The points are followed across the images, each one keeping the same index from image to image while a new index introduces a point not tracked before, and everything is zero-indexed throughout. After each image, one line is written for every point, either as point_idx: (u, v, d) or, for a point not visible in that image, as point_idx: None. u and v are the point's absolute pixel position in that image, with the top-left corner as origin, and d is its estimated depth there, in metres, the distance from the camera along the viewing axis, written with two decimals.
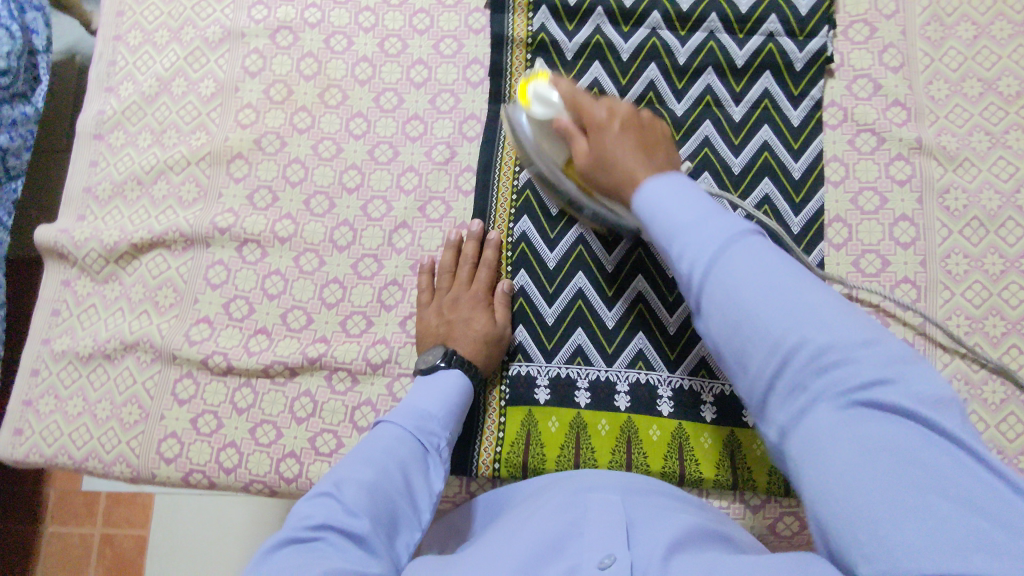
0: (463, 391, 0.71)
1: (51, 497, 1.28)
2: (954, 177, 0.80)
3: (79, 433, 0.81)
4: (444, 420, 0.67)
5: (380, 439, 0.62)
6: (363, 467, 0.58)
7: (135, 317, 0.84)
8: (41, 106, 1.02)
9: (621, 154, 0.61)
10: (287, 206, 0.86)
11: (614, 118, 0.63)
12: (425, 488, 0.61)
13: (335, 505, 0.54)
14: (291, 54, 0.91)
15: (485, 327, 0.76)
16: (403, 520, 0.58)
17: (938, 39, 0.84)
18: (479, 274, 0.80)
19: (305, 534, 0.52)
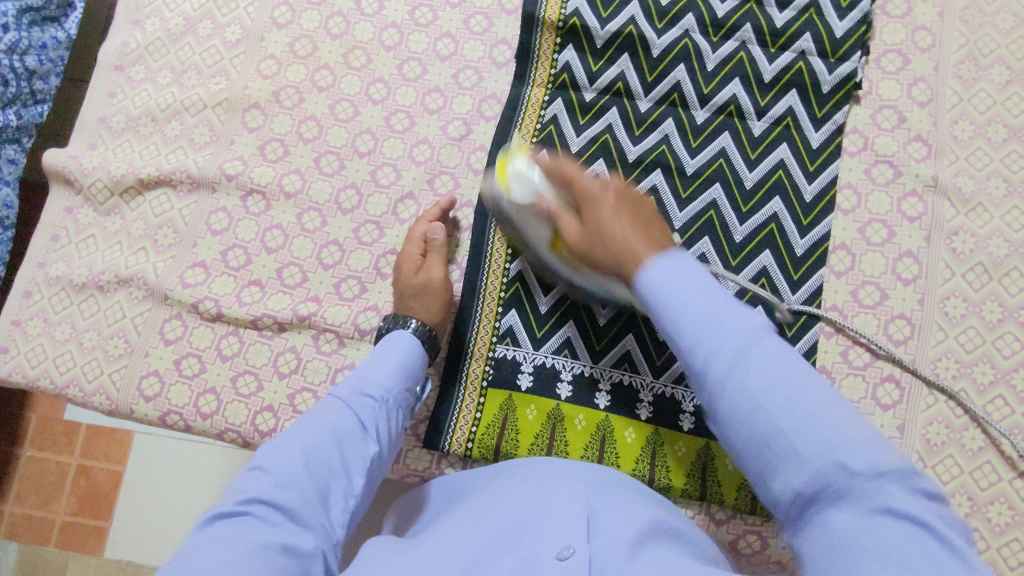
0: (406, 352, 0.70)
1: (32, 422, 1.29)
2: (965, 221, 0.79)
3: (63, 359, 0.82)
4: (383, 384, 0.66)
5: (313, 412, 0.61)
6: (290, 441, 0.57)
7: (132, 253, 0.84)
8: (73, 32, 1.01)
9: (621, 231, 0.60)
10: (297, 161, 0.86)
11: (607, 190, 0.63)
12: (360, 456, 0.61)
13: (265, 480, 0.54)
14: (320, 11, 0.90)
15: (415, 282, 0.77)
16: (337, 489, 0.58)
17: (970, 80, 0.83)
18: (417, 228, 0.80)
19: (231, 509, 0.51)
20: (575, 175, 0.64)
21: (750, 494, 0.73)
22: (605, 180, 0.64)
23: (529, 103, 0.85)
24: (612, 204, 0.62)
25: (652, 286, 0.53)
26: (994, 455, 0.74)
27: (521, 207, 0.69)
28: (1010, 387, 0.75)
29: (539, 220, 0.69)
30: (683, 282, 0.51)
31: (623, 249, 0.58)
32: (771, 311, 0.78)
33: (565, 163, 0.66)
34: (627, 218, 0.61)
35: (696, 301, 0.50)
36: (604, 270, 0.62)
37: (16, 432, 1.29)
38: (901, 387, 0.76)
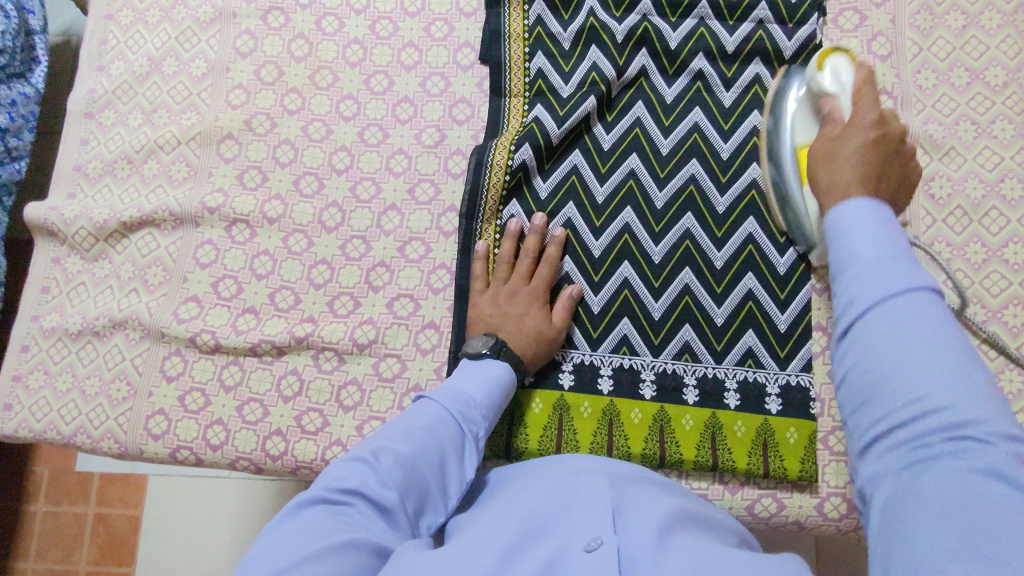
0: (508, 384, 0.70)
1: (44, 476, 1.29)
2: (939, 166, 0.80)
3: (67, 409, 0.82)
4: (486, 409, 0.66)
5: (424, 415, 0.62)
6: (404, 443, 0.58)
7: (124, 295, 0.85)
8: (41, 86, 1.02)
9: (845, 163, 0.53)
10: (276, 186, 0.87)
11: (878, 128, 0.54)
12: (458, 477, 0.61)
13: (369, 475, 0.54)
14: (282, 35, 0.91)
15: (538, 325, 0.76)
16: (430, 502, 0.58)
17: (927, 28, 0.84)
18: (540, 271, 0.78)
19: (335, 495, 0.52)
20: (863, 122, 0.56)
21: (762, 458, 0.74)
22: (868, 104, 0.56)
23: (510, 113, 0.85)
24: (858, 137, 0.54)
25: (839, 223, 0.43)
26: None
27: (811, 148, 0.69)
28: (1003, 324, 0.76)
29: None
30: (861, 223, 0.42)
31: (832, 184, 0.52)
32: (760, 276, 0.79)
33: (870, 87, 0.57)
34: (862, 168, 0.52)
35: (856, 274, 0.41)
36: (830, 197, 0.52)
37: (29, 488, 1.28)
38: None
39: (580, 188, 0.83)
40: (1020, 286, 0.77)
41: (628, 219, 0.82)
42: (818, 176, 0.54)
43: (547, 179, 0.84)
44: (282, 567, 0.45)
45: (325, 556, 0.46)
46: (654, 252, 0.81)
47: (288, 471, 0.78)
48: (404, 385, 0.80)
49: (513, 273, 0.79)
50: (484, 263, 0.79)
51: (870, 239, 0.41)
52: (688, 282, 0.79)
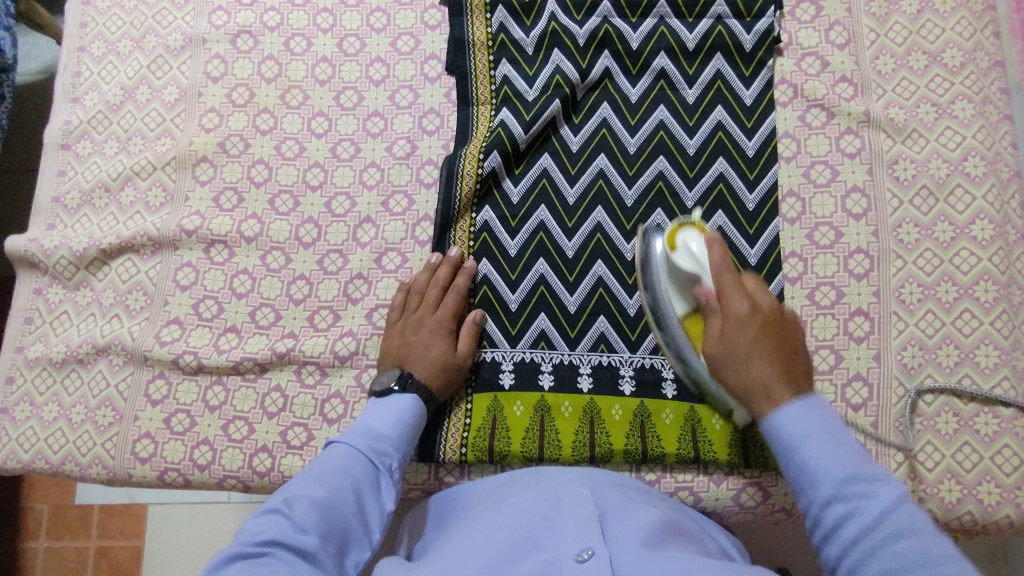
0: (417, 413, 0.72)
1: (44, 512, 1.29)
2: (903, 148, 0.81)
3: (55, 438, 0.83)
4: (397, 441, 0.69)
5: (332, 459, 0.64)
6: (315, 489, 0.59)
7: (107, 321, 0.85)
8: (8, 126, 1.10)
9: (760, 363, 0.64)
10: (253, 206, 0.88)
11: (755, 316, 0.67)
12: (376, 509, 0.63)
13: (286, 523, 0.55)
14: (252, 58, 0.92)
15: (442, 355, 0.77)
16: (353, 538, 0.59)
17: (883, 15, 0.85)
18: (447, 299, 0.80)
19: (253, 548, 0.53)
20: (736, 289, 0.68)
21: (744, 446, 0.74)
22: (738, 292, 0.68)
23: (478, 118, 0.87)
24: (748, 336, 0.66)
25: (779, 427, 0.58)
26: (972, 368, 0.75)
27: (676, 272, 0.74)
28: (975, 300, 0.77)
29: (680, 288, 0.74)
30: (808, 428, 0.57)
31: (757, 385, 0.63)
32: None
33: (728, 266, 0.70)
34: (773, 366, 0.63)
35: (815, 459, 0.55)
36: (766, 402, 0.61)
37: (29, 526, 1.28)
38: (871, 318, 0.77)
39: (551, 191, 0.84)
40: (989, 262, 0.77)
41: (600, 218, 0.83)
42: (731, 382, 0.66)
43: (518, 183, 0.85)
44: None
45: None
46: (627, 250, 0.82)
47: (276, 487, 0.79)
48: None
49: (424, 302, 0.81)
50: (399, 294, 0.81)
51: (815, 455, 0.55)
52: None
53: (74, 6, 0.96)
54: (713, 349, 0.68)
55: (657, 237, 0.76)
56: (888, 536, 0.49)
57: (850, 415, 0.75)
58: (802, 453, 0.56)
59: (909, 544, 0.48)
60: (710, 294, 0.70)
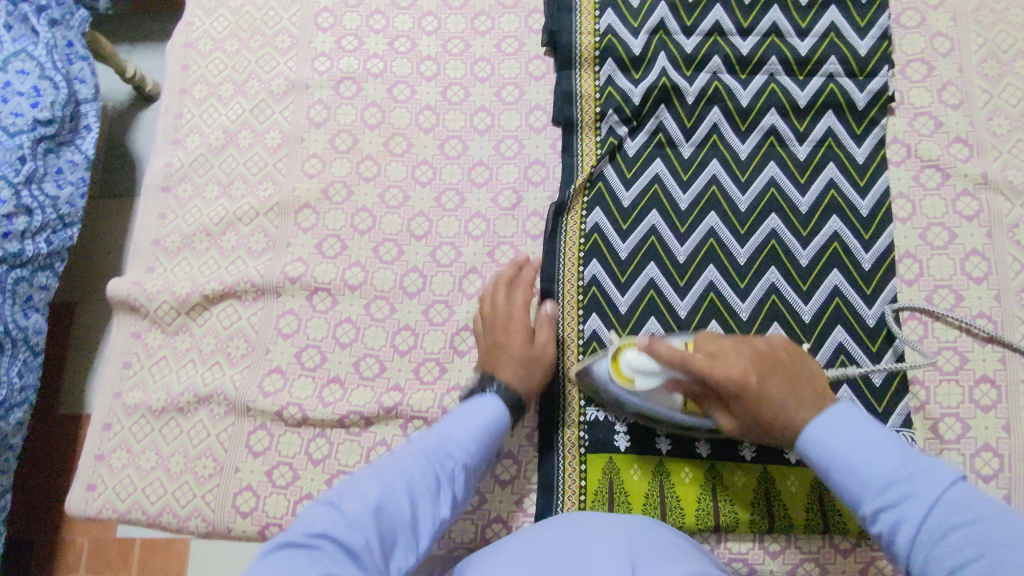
0: (493, 421, 0.68)
1: (84, 547, 1.12)
2: (1022, 212, 0.80)
3: (152, 488, 0.81)
4: (466, 447, 0.65)
5: (394, 457, 0.60)
6: (370, 483, 0.56)
7: (208, 369, 0.84)
8: (90, 152, 1.04)
9: (779, 398, 0.63)
10: (356, 253, 0.87)
11: (747, 370, 0.64)
12: (432, 513, 0.58)
13: (336, 518, 0.52)
14: (355, 104, 0.92)
15: (523, 349, 0.76)
16: (402, 537, 0.55)
17: (996, 76, 0.85)
18: (516, 297, 0.80)
19: (302, 539, 0.50)
20: (722, 360, 0.65)
21: None
22: (729, 359, 0.65)
23: (579, 164, 0.87)
24: (779, 386, 0.63)
25: (819, 437, 0.58)
26: None
27: (648, 391, 0.69)
28: None
29: (657, 398, 0.70)
30: (837, 434, 0.57)
31: (795, 428, 0.61)
32: (851, 329, 0.79)
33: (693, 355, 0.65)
34: (792, 392, 0.63)
35: (860, 459, 0.54)
36: (786, 430, 0.62)
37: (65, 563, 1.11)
38: (997, 386, 0.76)
39: (660, 248, 0.83)
40: None
41: (712, 276, 0.82)
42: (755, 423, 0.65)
43: (626, 238, 0.84)
44: None
45: None
46: (742, 308, 0.80)
47: None
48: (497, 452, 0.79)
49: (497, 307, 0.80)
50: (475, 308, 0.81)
51: (864, 464, 0.54)
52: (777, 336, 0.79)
53: (176, 49, 0.97)
54: (729, 426, 0.67)
55: (605, 362, 0.72)
56: (965, 540, 0.47)
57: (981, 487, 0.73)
58: (939, 507, 0.49)
59: (1010, 550, 0.46)
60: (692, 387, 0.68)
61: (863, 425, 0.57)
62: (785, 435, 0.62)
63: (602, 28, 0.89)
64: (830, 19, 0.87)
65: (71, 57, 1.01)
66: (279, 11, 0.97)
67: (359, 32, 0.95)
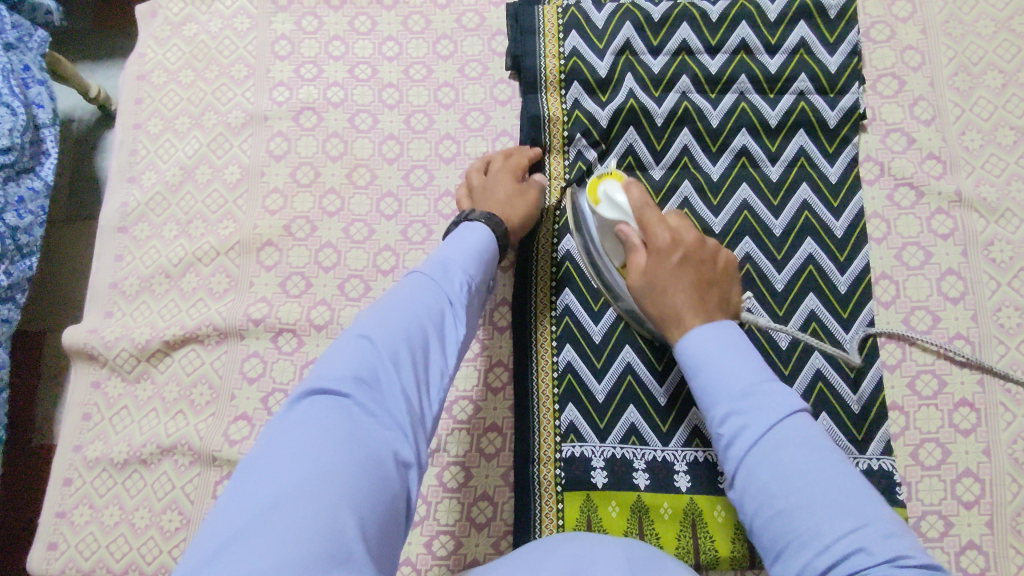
0: (485, 244, 0.71)
1: None
2: (997, 229, 0.79)
3: (117, 545, 0.78)
4: (470, 269, 0.67)
5: (404, 289, 0.63)
6: (383, 321, 0.58)
7: (171, 418, 0.81)
8: (50, 179, 0.99)
9: (679, 293, 0.63)
10: (321, 292, 0.84)
11: (676, 249, 0.65)
12: (450, 338, 0.62)
13: (358, 357, 0.55)
14: (316, 135, 0.89)
15: (508, 191, 0.78)
16: (421, 353, 0.58)
17: (967, 89, 0.84)
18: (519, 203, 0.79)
19: (331, 386, 0.52)
20: (658, 222, 0.65)
21: None
22: (662, 227, 0.65)
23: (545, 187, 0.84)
24: (687, 282, 0.64)
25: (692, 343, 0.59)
26: None
27: (602, 224, 0.70)
28: None
29: (604, 235, 0.70)
30: (710, 343, 0.58)
31: (672, 313, 0.63)
32: (829, 355, 0.77)
33: (649, 207, 0.66)
34: (693, 293, 0.63)
35: (722, 371, 0.56)
36: (672, 328, 0.63)
37: None
38: (976, 409, 0.75)
39: None
40: None
41: None
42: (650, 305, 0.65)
43: None
44: (286, 493, 0.45)
45: (320, 474, 0.46)
46: None
47: None
48: (472, 493, 0.77)
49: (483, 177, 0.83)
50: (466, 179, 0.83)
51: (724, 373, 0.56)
52: None
53: (128, 81, 0.94)
54: (635, 283, 0.66)
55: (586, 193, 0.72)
56: (804, 479, 0.50)
57: (962, 514, 0.72)
58: (771, 432, 0.52)
59: (819, 482, 0.49)
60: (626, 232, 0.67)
61: (731, 347, 0.57)
62: (666, 310, 0.64)
63: (567, 50, 0.86)
64: (799, 35, 0.85)
65: (28, 80, 0.97)
66: (234, 39, 0.93)
67: (318, 59, 0.92)
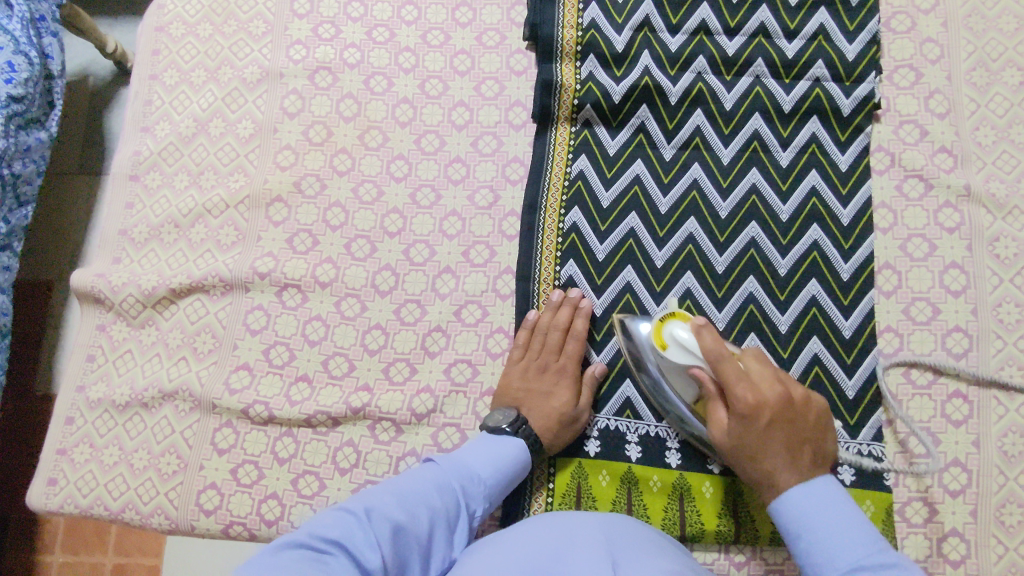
0: (519, 467, 0.71)
1: (63, 526, 1.16)
2: (1003, 225, 0.79)
3: (115, 484, 0.80)
4: (484, 491, 0.68)
5: (418, 479, 0.64)
6: (389, 497, 0.60)
7: (173, 364, 0.82)
8: (55, 131, 1.02)
9: (774, 457, 0.65)
10: (328, 250, 0.85)
11: (765, 413, 0.65)
12: (443, 552, 0.61)
13: (354, 527, 0.55)
14: (330, 95, 0.90)
15: (564, 405, 0.75)
16: (414, 544, 0.58)
17: (984, 85, 0.83)
18: (570, 346, 0.78)
19: (318, 543, 0.54)
20: (741, 379, 0.65)
21: None
22: (762, 378, 0.67)
23: (554, 159, 0.85)
24: (781, 458, 0.65)
25: (801, 513, 0.61)
26: None
27: (673, 369, 0.71)
28: None
29: (679, 377, 0.71)
30: (817, 503, 0.61)
31: (769, 479, 0.65)
32: (827, 341, 0.78)
33: (726, 356, 0.66)
34: (788, 457, 0.64)
35: (825, 531, 0.59)
36: (769, 493, 0.65)
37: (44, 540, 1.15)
38: (969, 401, 0.75)
39: (638, 251, 0.82)
40: None
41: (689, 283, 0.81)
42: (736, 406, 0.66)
43: (604, 240, 0.82)
44: None
45: None
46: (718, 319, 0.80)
47: None
48: None
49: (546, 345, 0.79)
50: (522, 334, 0.79)
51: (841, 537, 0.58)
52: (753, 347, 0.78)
53: (147, 32, 0.94)
54: (719, 439, 0.68)
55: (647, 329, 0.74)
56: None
57: (948, 501, 0.73)
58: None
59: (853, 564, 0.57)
60: (705, 377, 0.68)
61: (835, 495, 0.62)
62: (760, 476, 0.65)
63: (585, 22, 0.86)
64: (819, 21, 0.85)
65: (42, 31, 0.99)
66: None
67: (336, 20, 0.92)
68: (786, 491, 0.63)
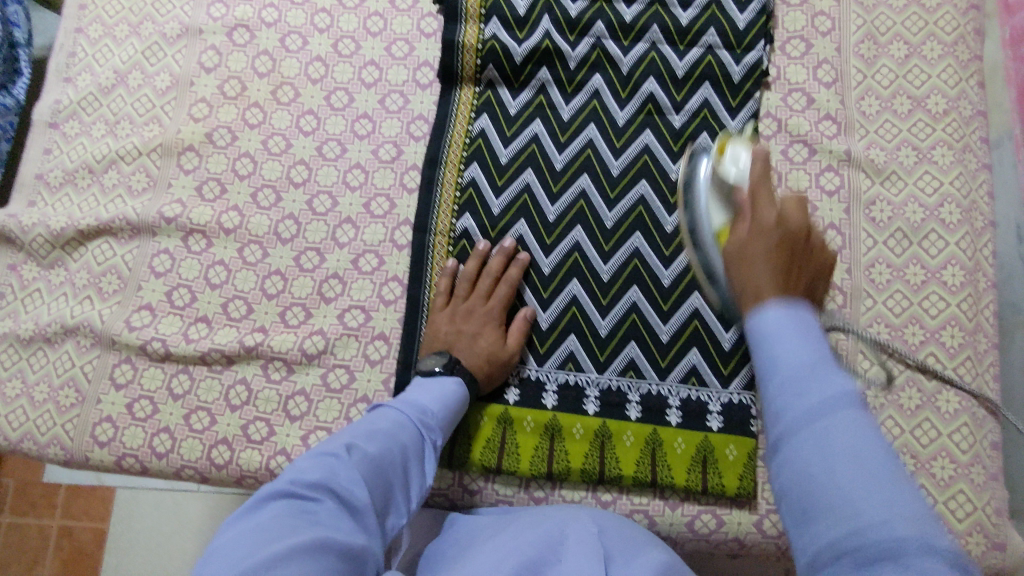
0: (460, 399, 0.73)
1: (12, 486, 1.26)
2: (881, 190, 0.82)
3: (15, 415, 0.82)
4: (441, 418, 0.69)
5: (381, 420, 0.64)
6: (358, 438, 0.60)
7: (78, 302, 0.85)
8: (21, 97, 1.04)
9: (759, 266, 0.51)
10: (234, 198, 0.88)
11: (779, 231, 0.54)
12: (419, 481, 0.63)
13: (336, 471, 0.56)
14: (246, 52, 0.93)
15: (491, 344, 0.78)
16: (393, 485, 0.60)
17: (871, 57, 0.86)
18: (499, 291, 0.81)
19: (300, 490, 0.54)
20: (768, 201, 0.56)
21: (702, 475, 0.75)
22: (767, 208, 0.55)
23: (455, 116, 0.88)
24: (765, 266, 0.51)
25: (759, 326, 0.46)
26: (931, 411, 0.76)
27: (722, 184, 0.68)
28: (940, 345, 0.78)
29: (724, 199, 0.67)
30: (795, 339, 0.44)
31: (751, 284, 0.50)
32: None
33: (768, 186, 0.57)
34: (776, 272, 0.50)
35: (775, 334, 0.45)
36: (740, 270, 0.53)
37: None
38: (836, 355, 0.78)
39: (532, 207, 0.84)
40: (957, 308, 0.78)
41: (578, 237, 0.83)
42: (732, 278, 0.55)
43: (499, 194, 0.85)
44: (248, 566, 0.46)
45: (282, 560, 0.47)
46: (604, 270, 0.82)
47: (233, 480, 0.79)
48: (353, 395, 0.80)
49: (473, 291, 0.82)
50: (446, 279, 0.82)
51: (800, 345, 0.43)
52: (635, 299, 0.81)
53: None
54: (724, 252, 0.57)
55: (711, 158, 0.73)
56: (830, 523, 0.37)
57: None
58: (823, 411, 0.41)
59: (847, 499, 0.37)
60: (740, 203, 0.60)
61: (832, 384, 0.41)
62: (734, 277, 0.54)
63: None
64: None
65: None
66: None
67: None
68: (765, 302, 0.47)
